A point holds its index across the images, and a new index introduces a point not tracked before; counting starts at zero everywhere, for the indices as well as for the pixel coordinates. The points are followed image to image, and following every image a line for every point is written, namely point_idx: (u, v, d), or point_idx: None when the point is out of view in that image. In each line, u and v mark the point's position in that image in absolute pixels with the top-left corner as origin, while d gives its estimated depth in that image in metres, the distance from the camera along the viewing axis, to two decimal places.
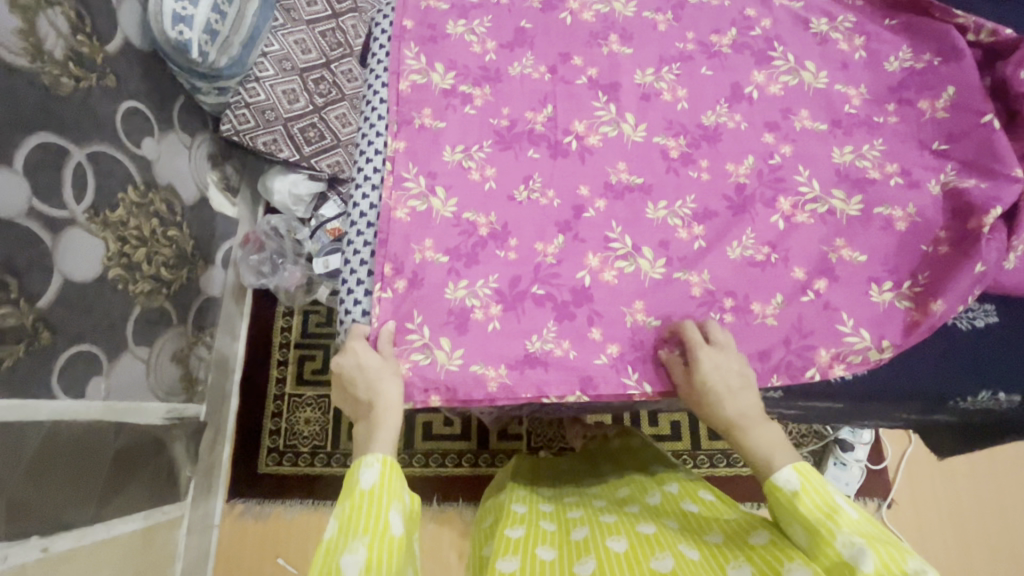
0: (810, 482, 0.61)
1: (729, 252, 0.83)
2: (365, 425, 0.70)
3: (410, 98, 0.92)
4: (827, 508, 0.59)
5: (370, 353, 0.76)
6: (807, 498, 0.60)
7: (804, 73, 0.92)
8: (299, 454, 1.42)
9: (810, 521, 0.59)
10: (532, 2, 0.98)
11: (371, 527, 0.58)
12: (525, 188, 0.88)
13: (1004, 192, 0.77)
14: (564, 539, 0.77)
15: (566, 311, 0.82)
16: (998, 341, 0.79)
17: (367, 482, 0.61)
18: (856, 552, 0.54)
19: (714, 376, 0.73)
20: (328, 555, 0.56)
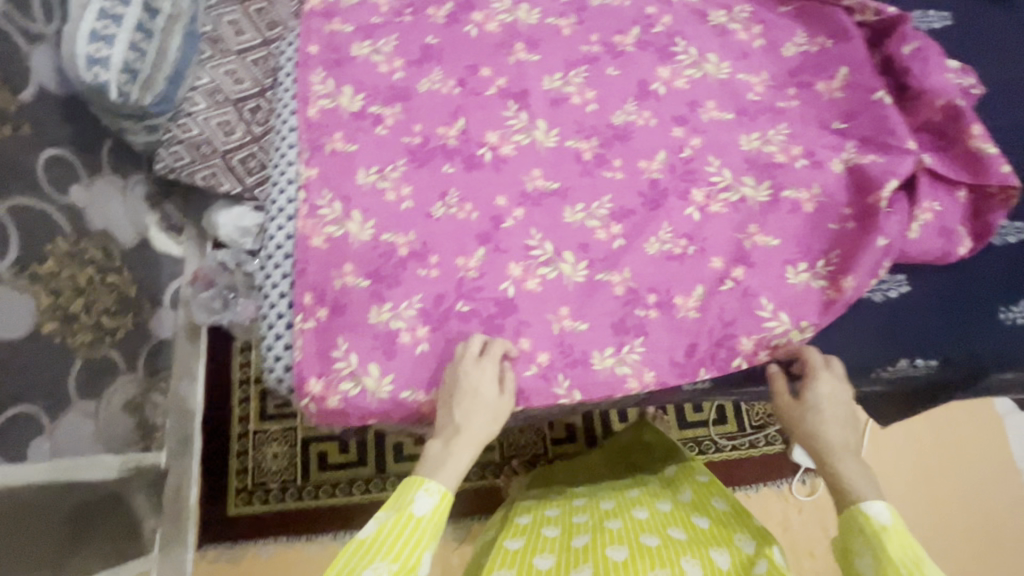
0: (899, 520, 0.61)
1: (648, 248, 0.84)
2: (439, 441, 0.70)
3: (320, 123, 0.91)
4: (911, 552, 0.59)
5: (493, 382, 0.75)
6: (895, 537, 0.60)
7: (707, 65, 0.93)
8: (268, 490, 1.39)
9: (894, 561, 0.59)
10: (436, 17, 0.98)
11: (402, 558, 0.62)
12: (443, 204, 0.87)
13: (900, 166, 0.79)
14: (565, 546, 0.89)
15: (493, 324, 0.82)
16: (912, 309, 0.81)
17: (421, 509, 0.64)
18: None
19: (826, 403, 0.72)
20: (355, 558, 0.61)
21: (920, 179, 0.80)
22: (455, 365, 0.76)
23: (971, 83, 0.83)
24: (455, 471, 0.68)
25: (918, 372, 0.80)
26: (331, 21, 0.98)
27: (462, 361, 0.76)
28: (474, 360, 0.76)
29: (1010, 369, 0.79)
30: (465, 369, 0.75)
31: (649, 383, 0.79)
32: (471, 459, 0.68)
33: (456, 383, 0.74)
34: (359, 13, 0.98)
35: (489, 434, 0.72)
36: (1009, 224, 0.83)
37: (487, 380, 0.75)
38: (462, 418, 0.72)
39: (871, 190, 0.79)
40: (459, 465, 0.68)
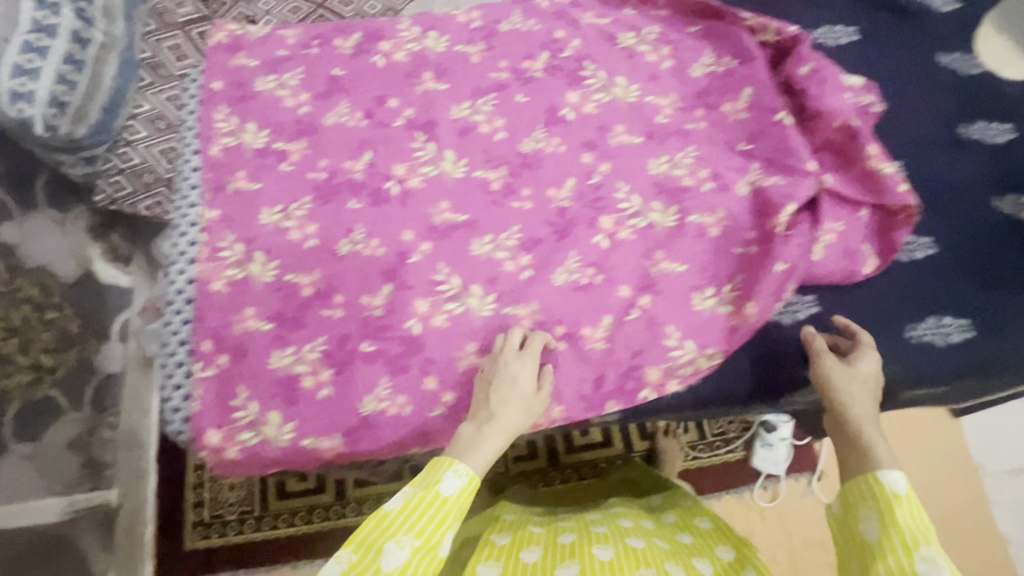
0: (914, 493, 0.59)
1: (555, 279, 0.83)
2: (471, 426, 0.69)
3: (223, 162, 0.89)
4: (921, 524, 0.57)
5: (531, 378, 0.74)
6: (907, 506, 0.58)
7: (616, 89, 0.92)
8: (226, 523, 1.20)
9: (901, 526, 0.57)
10: (343, 49, 0.96)
11: (424, 535, 0.60)
12: (348, 241, 0.86)
13: (799, 189, 0.79)
14: (550, 543, 0.85)
15: (398, 364, 0.80)
16: (822, 331, 0.81)
17: (448, 490, 0.62)
18: (932, 568, 0.53)
19: (864, 377, 0.71)
20: (377, 529, 0.59)
21: (821, 197, 0.80)
22: (495, 356, 0.76)
23: (868, 101, 0.84)
24: (482, 458, 0.65)
25: None
26: (237, 55, 0.96)
27: (501, 354, 0.76)
28: (515, 353, 0.75)
29: (920, 386, 0.80)
30: (504, 359, 0.75)
31: (557, 419, 0.78)
32: (501, 447, 0.67)
33: (497, 370, 0.73)
34: (265, 46, 0.97)
35: (518, 425, 0.70)
36: (914, 239, 0.84)
37: (528, 373, 0.74)
38: (499, 407, 0.70)
39: (770, 214, 0.79)
40: (486, 455, 0.66)
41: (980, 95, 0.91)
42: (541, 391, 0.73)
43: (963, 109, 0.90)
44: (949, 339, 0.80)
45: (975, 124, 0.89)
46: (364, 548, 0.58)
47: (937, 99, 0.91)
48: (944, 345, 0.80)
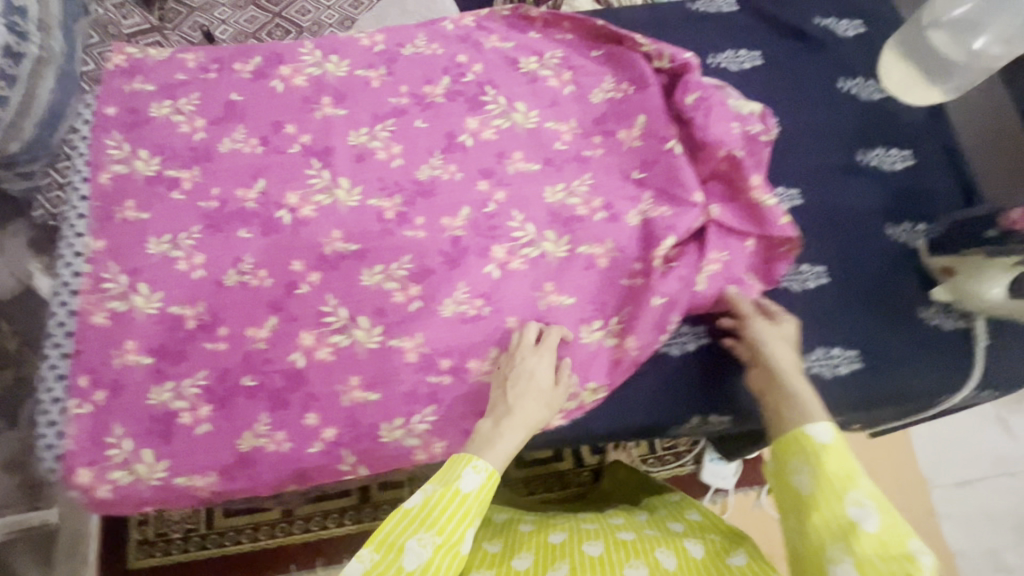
0: (840, 442, 0.62)
1: (443, 310, 0.82)
2: (489, 422, 0.69)
3: (112, 190, 0.87)
4: (852, 473, 0.60)
5: (550, 371, 0.74)
6: (834, 455, 0.61)
7: (515, 114, 0.91)
8: (169, 542, 1.26)
9: (830, 475, 0.60)
10: (242, 72, 0.94)
11: (445, 531, 0.61)
12: (236, 272, 0.84)
13: (681, 220, 0.79)
14: (543, 543, 0.79)
15: (280, 399, 0.78)
16: (708, 363, 0.81)
17: (468, 486, 0.62)
18: (863, 512, 0.57)
19: (786, 335, 0.75)
20: (399, 526, 0.60)
21: (710, 227, 0.80)
22: (512, 352, 0.76)
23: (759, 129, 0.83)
24: (503, 451, 0.66)
25: (712, 426, 0.82)
26: (134, 79, 0.94)
27: (518, 349, 0.76)
28: (532, 348, 0.76)
29: None
30: (521, 356, 0.75)
31: (439, 453, 0.78)
32: (520, 442, 0.67)
33: (514, 366, 0.74)
34: (163, 70, 0.95)
35: (541, 418, 0.71)
36: (808, 267, 0.84)
37: (545, 368, 0.75)
38: (517, 401, 0.71)
39: (654, 247, 0.79)
40: (503, 451, 0.66)
41: (881, 120, 0.91)
42: (558, 385, 0.74)
43: (863, 134, 0.90)
44: (837, 371, 0.80)
45: (874, 150, 0.89)
46: (385, 547, 0.59)
47: (837, 125, 0.90)
48: (831, 377, 0.80)
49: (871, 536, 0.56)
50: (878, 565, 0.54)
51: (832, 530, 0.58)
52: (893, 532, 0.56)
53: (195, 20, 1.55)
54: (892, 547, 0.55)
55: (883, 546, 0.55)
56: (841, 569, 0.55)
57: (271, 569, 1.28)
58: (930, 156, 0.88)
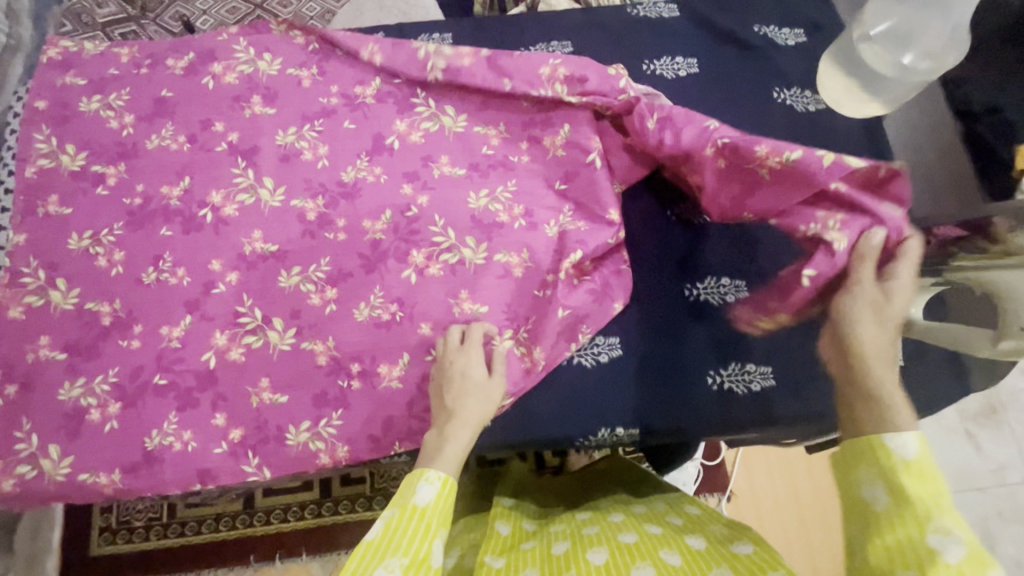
0: (928, 455, 0.53)
1: (357, 314, 0.81)
2: (434, 431, 0.68)
3: (37, 184, 0.88)
4: (936, 496, 0.51)
5: (480, 364, 0.74)
6: (915, 472, 0.52)
7: (444, 117, 0.90)
8: (132, 530, 1.31)
9: (908, 495, 0.51)
10: (174, 69, 0.94)
11: (411, 551, 0.55)
12: (155, 269, 0.84)
13: (591, 237, 0.82)
14: (542, 555, 0.73)
15: (189, 399, 0.78)
16: (620, 375, 0.81)
17: (423, 499, 0.59)
18: (943, 538, 0.48)
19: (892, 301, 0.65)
20: (361, 561, 0.54)
21: (794, 209, 0.74)
22: (440, 357, 0.75)
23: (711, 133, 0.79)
24: (453, 455, 0.64)
25: (622, 440, 0.80)
26: (67, 73, 0.94)
27: (446, 351, 0.76)
28: (457, 348, 0.75)
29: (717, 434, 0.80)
30: (451, 358, 0.74)
31: (345, 458, 0.78)
32: (467, 440, 0.65)
33: (445, 371, 0.73)
34: (96, 64, 0.95)
35: (486, 413, 0.70)
36: (728, 281, 0.84)
37: (475, 364, 0.74)
38: (457, 404, 0.70)
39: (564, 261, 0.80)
40: (453, 456, 0.64)
41: (816, 133, 0.89)
42: (493, 377, 0.74)
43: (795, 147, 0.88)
44: (750, 387, 0.80)
45: None
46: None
47: (770, 135, 0.89)
48: (744, 393, 0.80)
49: (951, 566, 0.46)
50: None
51: (905, 553, 0.49)
52: (984, 569, 0.46)
53: (177, 11, 1.52)
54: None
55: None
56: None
57: (231, 558, 1.32)
58: None
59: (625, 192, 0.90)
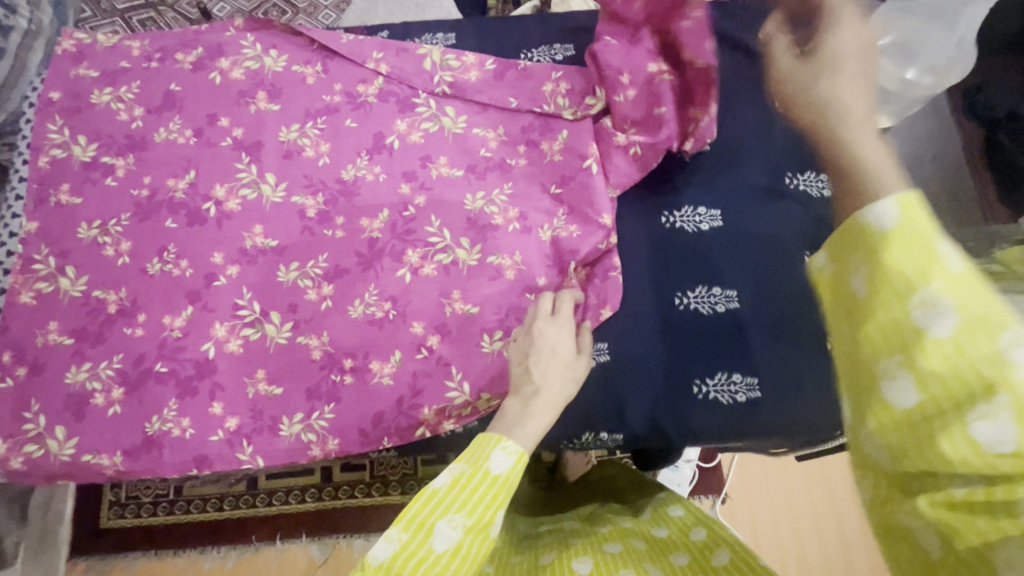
0: (914, 213, 0.39)
1: (352, 311, 0.83)
2: (517, 399, 0.64)
3: (49, 173, 0.90)
4: (928, 261, 0.38)
5: (571, 344, 0.71)
6: (901, 240, 0.39)
7: (444, 118, 0.91)
8: (141, 504, 1.36)
9: (889, 267, 0.39)
10: (183, 63, 0.96)
11: (476, 513, 0.56)
12: (159, 260, 0.87)
13: (584, 240, 0.83)
14: (528, 566, 0.76)
15: (188, 387, 0.81)
16: (608, 380, 0.82)
17: (498, 468, 0.57)
18: (930, 313, 0.37)
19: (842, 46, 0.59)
20: (426, 507, 0.55)
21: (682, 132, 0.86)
22: (529, 327, 0.73)
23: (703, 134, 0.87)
24: (535, 432, 0.61)
25: (606, 443, 0.83)
26: (80, 65, 0.96)
27: (537, 320, 0.73)
28: (548, 320, 0.74)
29: (700, 442, 0.82)
30: (539, 328, 0.72)
31: (335, 451, 0.80)
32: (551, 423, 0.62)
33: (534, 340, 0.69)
34: (108, 57, 0.97)
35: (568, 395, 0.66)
36: (720, 291, 0.84)
37: (565, 340, 0.72)
38: (541, 377, 0.66)
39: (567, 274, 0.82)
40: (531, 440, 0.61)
41: None
42: (580, 357, 0.70)
43: (795, 156, 0.88)
44: (735, 398, 0.80)
45: (804, 174, 0.87)
46: (414, 526, 0.54)
47: (769, 144, 0.89)
48: (728, 403, 0.81)
49: (942, 341, 0.37)
50: (948, 376, 0.37)
51: (887, 339, 0.39)
52: (982, 330, 0.36)
53: None
54: (974, 354, 0.36)
55: (962, 352, 0.36)
56: (895, 383, 0.39)
57: (234, 536, 1.36)
58: None
59: (620, 195, 0.90)
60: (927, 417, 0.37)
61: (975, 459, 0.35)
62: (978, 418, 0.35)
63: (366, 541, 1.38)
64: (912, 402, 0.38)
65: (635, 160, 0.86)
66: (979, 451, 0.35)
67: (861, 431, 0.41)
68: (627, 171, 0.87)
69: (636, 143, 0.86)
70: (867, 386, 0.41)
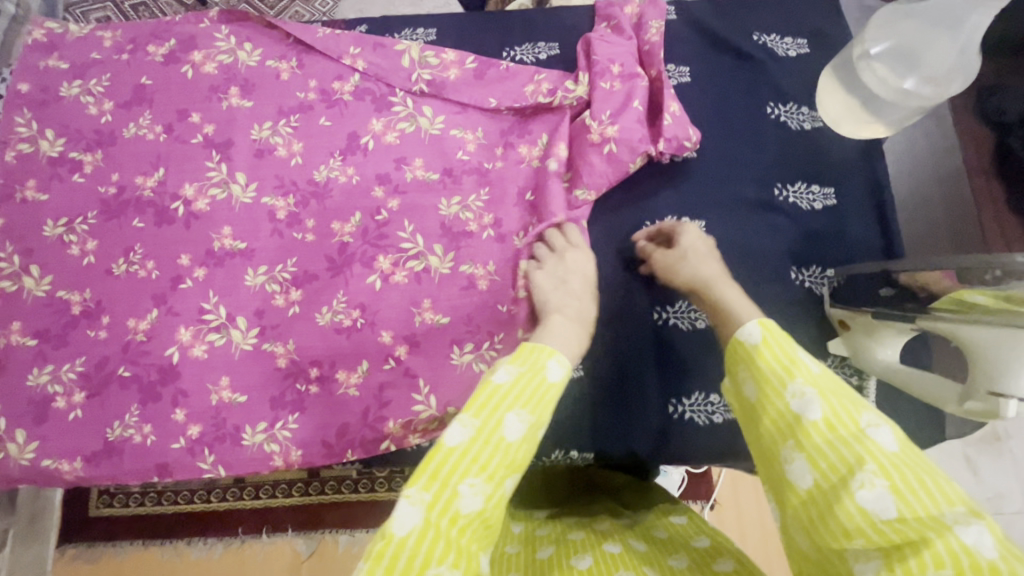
0: (772, 334, 0.53)
1: (319, 318, 0.81)
2: (558, 317, 0.66)
3: (16, 169, 0.88)
4: (792, 360, 0.52)
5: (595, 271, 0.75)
6: (770, 350, 0.53)
7: (421, 118, 0.88)
8: (130, 494, 1.35)
9: (766, 371, 0.52)
10: (155, 56, 0.93)
11: (541, 408, 0.53)
12: (124, 261, 0.84)
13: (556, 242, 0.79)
14: (525, 559, 0.61)
15: (151, 393, 0.79)
16: (580, 397, 0.80)
17: (553, 376, 0.55)
18: (804, 403, 0.49)
19: (694, 241, 0.73)
20: (491, 400, 0.52)
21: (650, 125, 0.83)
22: (561, 253, 0.76)
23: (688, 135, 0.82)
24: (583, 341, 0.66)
25: (577, 462, 0.80)
26: (50, 55, 0.94)
27: (567, 248, 0.76)
28: (573, 249, 0.77)
29: (674, 463, 0.79)
30: (572, 256, 0.75)
31: (298, 462, 0.78)
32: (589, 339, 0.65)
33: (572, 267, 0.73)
34: (79, 48, 0.94)
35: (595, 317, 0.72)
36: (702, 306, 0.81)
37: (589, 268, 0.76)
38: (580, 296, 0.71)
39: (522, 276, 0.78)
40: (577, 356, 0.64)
41: (809, 152, 0.85)
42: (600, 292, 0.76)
43: (786, 166, 0.84)
44: (712, 419, 0.78)
45: (794, 185, 0.84)
46: (485, 413, 0.51)
47: (759, 153, 0.85)
48: (705, 424, 0.78)
49: (817, 425, 0.48)
50: (828, 454, 0.47)
51: (780, 429, 0.50)
52: (843, 410, 0.48)
53: None
54: (842, 429, 0.47)
55: (833, 433, 0.47)
56: (795, 467, 0.48)
57: (221, 526, 1.34)
58: (855, 196, 0.83)
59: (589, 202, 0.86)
60: (824, 495, 0.46)
61: (864, 527, 0.43)
62: (859, 489, 0.44)
63: (352, 536, 1.36)
64: (809, 481, 0.47)
65: (613, 163, 0.81)
66: (866, 517, 0.44)
67: (787, 520, 0.50)
68: (606, 175, 0.81)
69: (611, 141, 0.81)
70: (778, 474, 0.50)
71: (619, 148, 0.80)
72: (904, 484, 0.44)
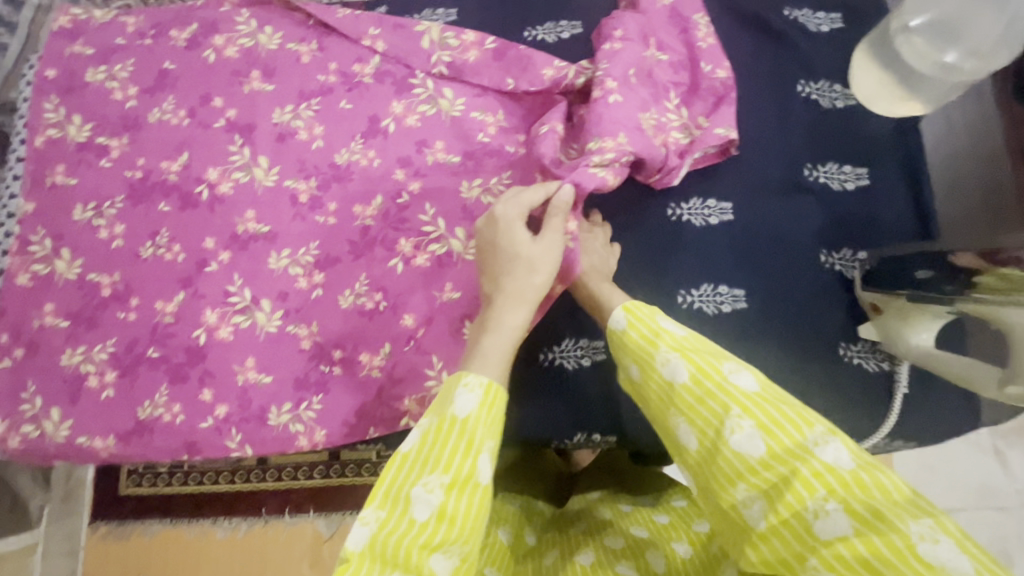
0: (636, 316, 0.58)
1: (341, 301, 0.82)
2: (484, 310, 0.61)
3: (45, 154, 0.90)
4: (654, 332, 0.56)
5: (522, 230, 0.63)
6: (635, 328, 0.57)
7: (441, 101, 0.87)
8: (157, 474, 1.37)
9: (638, 351, 0.57)
10: (177, 40, 0.93)
11: (453, 468, 0.50)
12: (152, 244, 0.86)
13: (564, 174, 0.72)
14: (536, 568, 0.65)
15: (179, 373, 0.81)
16: (602, 379, 0.80)
17: (463, 410, 0.51)
18: (671, 368, 0.54)
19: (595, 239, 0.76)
20: (400, 475, 0.51)
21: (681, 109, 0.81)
22: (480, 232, 0.66)
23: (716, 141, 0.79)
24: (511, 331, 0.58)
25: (599, 444, 0.81)
26: (75, 41, 0.94)
27: (483, 222, 0.66)
28: (488, 221, 0.65)
29: None
30: (493, 228, 0.64)
31: (322, 442, 0.79)
32: (528, 318, 0.59)
33: (491, 247, 0.64)
34: (104, 33, 0.95)
35: (534, 288, 0.61)
36: (726, 289, 0.78)
37: (519, 231, 0.63)
38: (496, 285, 0.62)
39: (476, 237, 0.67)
40: (496, 359, 0.56)
41: (842, 132, 0.82)
42: (539, 241, 0.63)
43: (818, 148, 0.82)
44: None
45: (825, 165, 0.81)
46: (390, 502, 0.50)
47: (788, 133, 0.83)
48: None
49: (686, 386, 0.53)
50: (702, 413, 0.52)
51: (662, 398, 0.55)
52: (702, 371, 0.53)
53: None
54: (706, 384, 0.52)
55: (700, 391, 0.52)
56: (683, 433, 0.54)
57: (246, 508, 1.36)
58: (890, 179, 0.80)
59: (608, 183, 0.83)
60: (709, 451, 0.52)
61: (743, 467, 0.50)
62: (733, 436, 0.50)
63: None
64: (696, 442, 0.53)
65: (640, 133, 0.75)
66: (742, 458, 0.50)
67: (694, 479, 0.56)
68: (621, 121, 0.74)
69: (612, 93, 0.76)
70: (675, 442, 0.56)
71: (622, 99, 0.76)
72: (769, 420, 0.50)
